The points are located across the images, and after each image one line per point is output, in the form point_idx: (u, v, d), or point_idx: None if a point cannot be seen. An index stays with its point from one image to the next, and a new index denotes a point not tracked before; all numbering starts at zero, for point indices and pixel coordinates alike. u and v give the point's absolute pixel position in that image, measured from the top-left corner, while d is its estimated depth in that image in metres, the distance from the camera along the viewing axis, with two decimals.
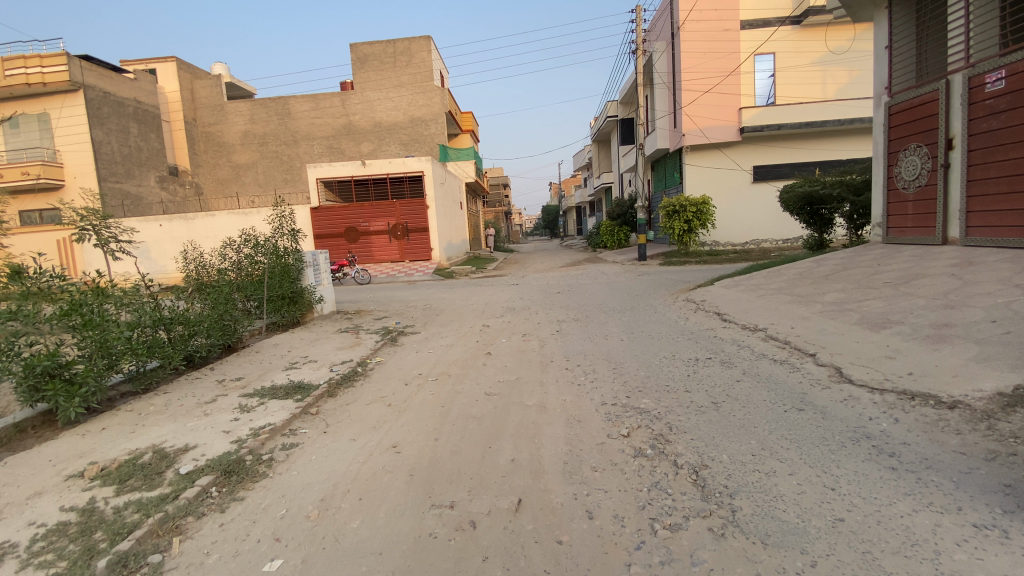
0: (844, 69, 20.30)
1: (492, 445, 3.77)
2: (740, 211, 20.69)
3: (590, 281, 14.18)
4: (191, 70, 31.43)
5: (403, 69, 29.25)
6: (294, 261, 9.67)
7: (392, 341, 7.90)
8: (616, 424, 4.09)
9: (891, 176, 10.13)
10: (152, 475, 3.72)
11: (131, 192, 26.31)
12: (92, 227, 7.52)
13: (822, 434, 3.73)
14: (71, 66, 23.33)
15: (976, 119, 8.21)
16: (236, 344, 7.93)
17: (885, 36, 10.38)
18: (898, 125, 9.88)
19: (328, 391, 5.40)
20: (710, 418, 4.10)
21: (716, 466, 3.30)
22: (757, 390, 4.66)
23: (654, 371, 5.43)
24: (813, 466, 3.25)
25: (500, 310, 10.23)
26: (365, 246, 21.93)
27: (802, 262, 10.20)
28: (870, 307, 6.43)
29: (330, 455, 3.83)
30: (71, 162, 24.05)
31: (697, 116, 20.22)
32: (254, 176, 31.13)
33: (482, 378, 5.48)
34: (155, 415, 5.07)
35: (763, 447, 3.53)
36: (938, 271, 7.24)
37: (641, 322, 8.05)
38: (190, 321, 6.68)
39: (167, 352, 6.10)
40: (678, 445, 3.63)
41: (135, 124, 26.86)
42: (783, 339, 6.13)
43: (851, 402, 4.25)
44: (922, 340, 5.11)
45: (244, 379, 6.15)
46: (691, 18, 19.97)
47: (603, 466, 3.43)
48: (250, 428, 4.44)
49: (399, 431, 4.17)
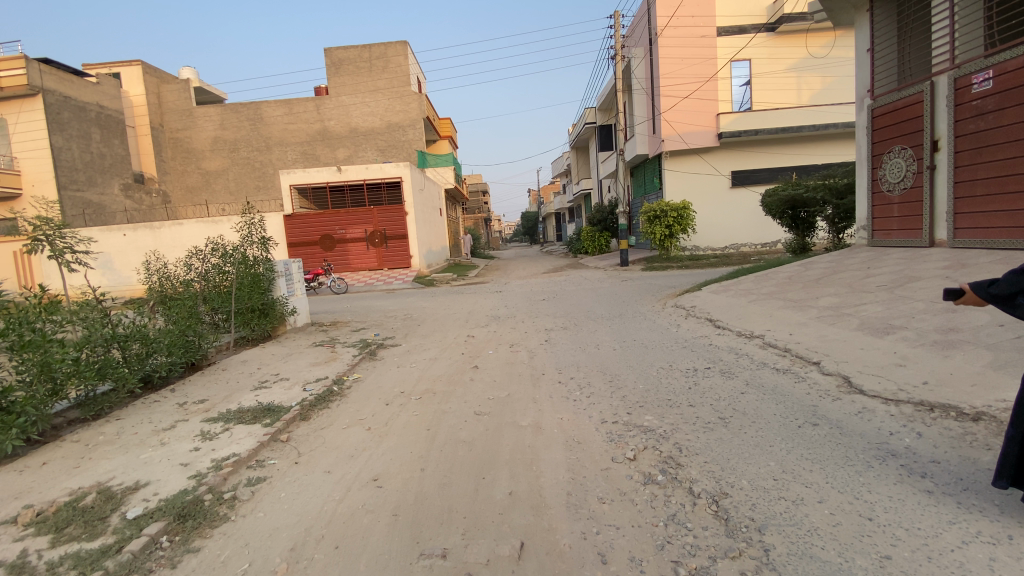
0: (818, 75, 20.57)
1: (485, 475, 3.38)
2: (720, 216, 20.70)
3: (575, 287, 13.86)
4: (158, 75, 30.47)
5: (379, 74, 28.73)
6: (266, 271, 9.12)
7: (371, 355, 7.41)
8: (620, 445, 3.74)
9: (875, 178, 10.05)
10: (93, 522, 3.26)
11: (93, 201, 25.19)
12: (47, 237, 6.88)
13: (844, 452, 3.42)
14: (30, 70, 22.27)
15: (962, 120, 8.17)
16: (201, 361, 7.35)
17: (867, 38, 10.34)
18: (882, 127, 9.82)
19: (300, 414, 4.94)
20: (720, 436, 3.77)
21: (737, 495, 2.97)
22: (765, 404, 4.36)
23: (653, 385, 5.09)
24: (843, 491, 2.95)
25: (484, 319, 9.82)
26: (341, 254, 21.33)
27: (789, 266, 10.05)
28: (869, 312, 6.22)
29: (303, 492, 3.40)
30: (28, 169, 22.90)
31: (676, 121, 20.16)
32: (224, 183, 30.16)
33: (469, 396, 5.06)
34: (104, 446, 4.55)
35: (784, 469, 3.21)
36: (931, 273, 7.10)
37: (632, 330, 7.75)
38: (148, 338, 6.14)
39: (120, 373, 5.56)
40: (691, 470, 3.29)
41: (98, 130, 25.75)
42: (782, 346, 5.88)
43: (866, 415, 3.96)
44: (930, 346, 4.89)
45: (209, 402, 5.62)
46: (670, 25, 19.97)
47: (610, 496, 3.07)
48: (212, 460, 3.99)
49: (379, 460, 3.75)
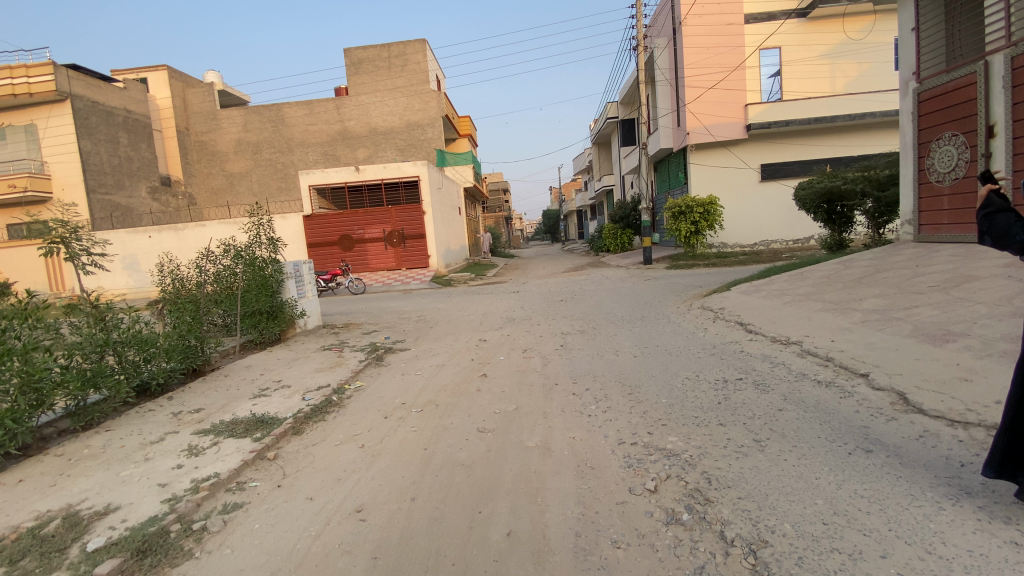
0: (854, 62, 19.57)
1: (483, 509, 2.95)
2: (749, 211, 19.87)
3: (596, 287, 13.33)
4: (183, 79, 30.95)
5: (399, 73, 28.54)
6: (275, 272, 8.74)
7: (377, 360, 7.07)
8: (639, 473, 3.27)
9: (921, 168, 9.24)
10: (50, 554, 2.93)
11: (121, 204, 25.54)
12: (62, 240, 6.52)
13: (908, 489, 2.87)
14: (58, 75, 22.68)
15: (1021, 103, 7.48)
16: (204, 367, 7.02)
17: (910, 16, 9.52)
18: (929, 113, 9.04)
19: (292, 428, 4.59)
20: (756, 464, 3.26)
21: (780, 544, 2.48)
22: (808, 424, 3.83)
23: (677, 398, 4.58)
24: (912, 542, 2.43)
25: (498, 321, 9.40)
26: (360, 255, 21.14)
27: (826, 264, 9.33)
28: (922, 316, 5.60)
29: (279, 523, 3.02)
30: (58, 173, 23.39)
31: (702, 113, 19.40)
32: (248, 185, 30.45)
33: (474, 409, 4.64)
34: (86, 461, 4.26)
35: (836, 510, 2.71)
36: (990, 272, 6.39)
37: (654, 334, 7.23)
38: (145, 343, 5.80)
39: (114, 382, 5.25)
40: (722, 508, 2.81)
41: (125, 134, 26.15)
42: (824, 355, 5.30)
43: (929, 441, 3.41)
44: (998, 357, 4.29)
45: (203, 412, 5.30)
46: (693, 12, 19.17)
47: (627, 540, 2.61)
48: (191, 480, 3.66)
49: (367, 487, 3.35)
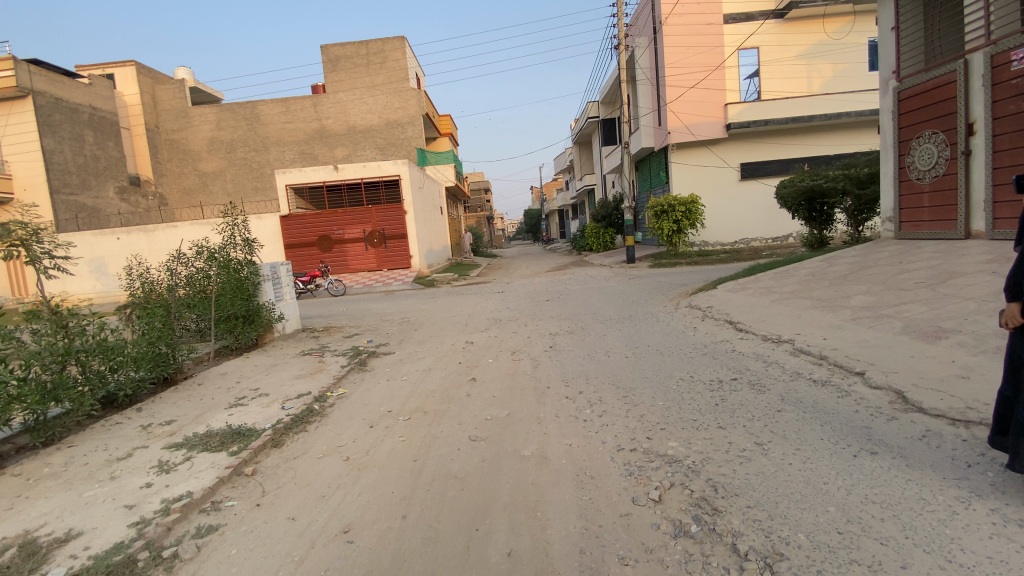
0: (830, 62, 19.85)
1: (479, 526, 2.78)
2: (729, 209, 20.01)
3: (581, 287, 13.23)
4: (153, 75, 30.05)
5: (377, 70, 28.09)
6: (250, 275, 8.41)
7: (360, 365, 6.82)
8: (641, 482, 3.12)
9: (902, 166, 9.32)
10: None
11: (88, 204, 24.66)
12: (21, 243, 6.08)
13: (919, 493, 2.78)
14: (18, 70, 21.75)
15: (999, 101, 7.55)
16: (175, 375, 6.69)
17: (891, 16, 9.60)
18: (909, 111, 9.12)
19: (272, 440, 4.34)
20: (761, 470, 3.14)
21: (796, 556, 2.35)
22: (810, 425, 3.73)
23: (673, 401, 4.46)
24: (931, 551, 2.32)
25: (485, 322, 9.22)
26: (340, 256, 20.76)
27: (810, 262, 9.35)
28: (912, 313, 5.58)
29: (259, 547, 2.80)
30: (20, 173, 22.46)
31: (683, 112, 19.46)
32: (221, 185, 29.66)
33: (465, 416, 4.46)
34: (46, 481, 3.95)
35: (850, 518, 2.60)
36: (975, 268, 6.42)
37: (643, 334, 7.12)
38: (111, 352, 5.44)
39: (76, 394, 4.92)
40: (731, 518, 2.68)
41: (91, 132, 25.22)
42: (817, 354, 5.24)
43: (933, 441, 3.34)
44: (993, 353, 4.26)
45: (175, 424, 5.01)
46: (674, 12, 19.20)
47: (634, 556, 2.46)
48: (162, 501, 3.40)
49: (354, 504, 3.15)
